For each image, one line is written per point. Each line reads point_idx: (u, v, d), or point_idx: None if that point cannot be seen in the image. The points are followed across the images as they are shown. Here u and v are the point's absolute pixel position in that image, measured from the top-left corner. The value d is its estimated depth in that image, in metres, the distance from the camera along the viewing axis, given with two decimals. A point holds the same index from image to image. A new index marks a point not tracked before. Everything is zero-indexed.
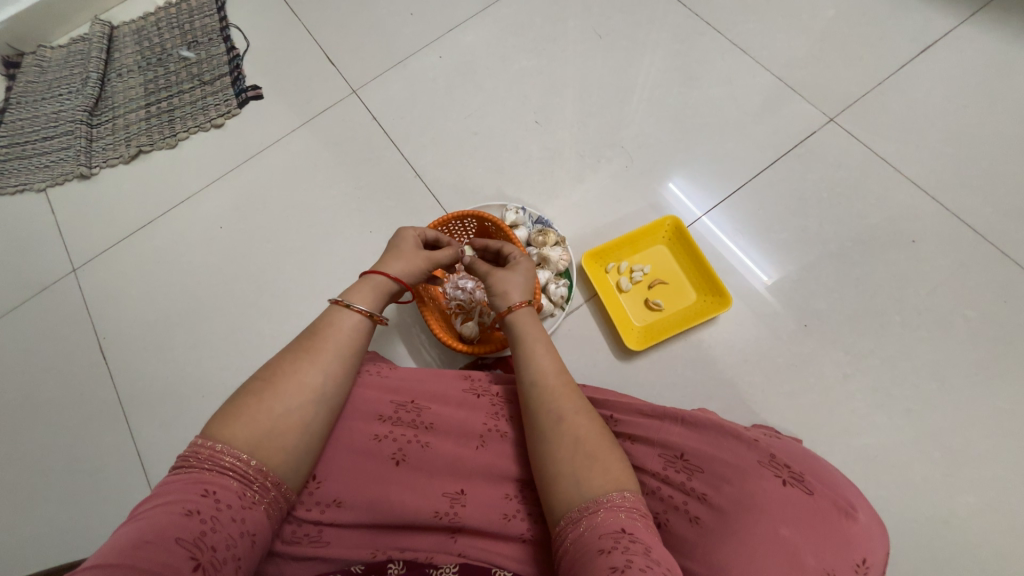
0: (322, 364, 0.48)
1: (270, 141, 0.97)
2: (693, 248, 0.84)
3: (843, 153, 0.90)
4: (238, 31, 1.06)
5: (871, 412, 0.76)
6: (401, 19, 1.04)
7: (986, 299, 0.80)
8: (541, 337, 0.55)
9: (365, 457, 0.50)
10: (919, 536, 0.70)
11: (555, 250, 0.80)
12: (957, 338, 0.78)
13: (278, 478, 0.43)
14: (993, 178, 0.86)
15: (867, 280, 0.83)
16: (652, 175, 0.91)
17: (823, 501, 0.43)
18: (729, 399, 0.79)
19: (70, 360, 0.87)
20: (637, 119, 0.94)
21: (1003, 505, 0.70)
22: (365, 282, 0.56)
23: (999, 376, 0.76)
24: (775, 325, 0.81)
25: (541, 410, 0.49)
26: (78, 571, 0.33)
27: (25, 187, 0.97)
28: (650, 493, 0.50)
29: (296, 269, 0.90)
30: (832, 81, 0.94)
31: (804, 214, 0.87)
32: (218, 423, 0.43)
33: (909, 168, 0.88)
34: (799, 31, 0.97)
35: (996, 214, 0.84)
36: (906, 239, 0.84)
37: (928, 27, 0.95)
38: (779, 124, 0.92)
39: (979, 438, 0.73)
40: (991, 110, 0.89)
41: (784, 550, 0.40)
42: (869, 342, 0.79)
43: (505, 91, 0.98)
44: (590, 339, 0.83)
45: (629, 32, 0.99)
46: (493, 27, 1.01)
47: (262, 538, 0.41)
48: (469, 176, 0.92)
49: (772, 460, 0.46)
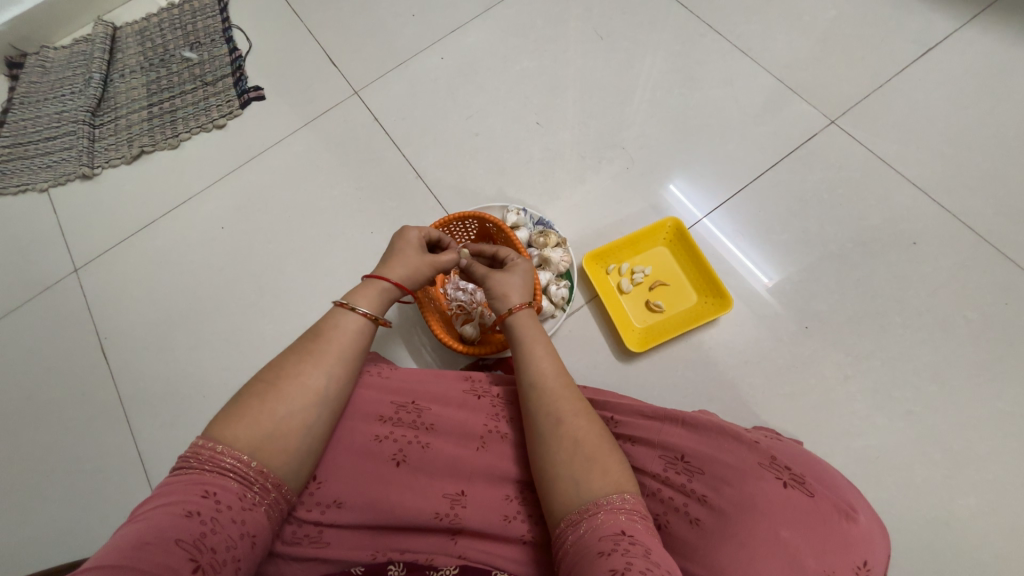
0: (325, 366, 0.48)
1: (271, 141, 0.98)
2: (693, 249, 0.84)
3: (843, 154, 0.90)
4: (241, 32, 1.06)
5: (872, 414, 0.76)
6: (402, 20, 1.04)
7: (986, 300, 0.80)
8: (542, 338, 0.55)
9: (365, 457, 0.50)
10: (919, 537, 0.70)
11: (556, 252, 0.80)
12: (957, 339, 0.78)
13: (278, 480, 0.43)
14: (993, 179, 0.86)
15: (868, 282, 0.83)
16: (652, 176, 0.91)
17: (824, 502, 0.43)
18: (729, 401, 0.79)
19: (71, 360, 0.87)
20: (638, 119, 0.95)
21: (1003, 507, 0.70)
22: (367, 285, 0.56)
23: (999, 377, 0.76)
24: (775, 327, 0.81)
25: (541, 411, 0.49)
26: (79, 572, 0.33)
27: (27, 187, 0.97)
28: (650, 495, 0.50)
29: (297, 269, 0.90)
30: (833, 83, 0.94)
31: (804, 215, 0.87)
32: (219, 424, 0.43)
33: (910, 169, 0.88)
34: (800, 33, 0.97)
35: (997, 215, 0.84)
36: (906, 240, 0.84)
37: (929, 29, 0.95)
38: (780, 125, 0.92)
39: (981, 440, 0.73)
40: (991, 112, 0.89)
41: (784, 552, 0.40)
42: (869, 344, 0.79)
43: (506, 92, 0.98)
44: (590, 340, 0.83)
45: (630, 34, 0.99)
46: (494, 28, 1.02)
47: (262, 539, 0.41)
48: (470, 176, 0.93)
49: (773, 462, 0.46)
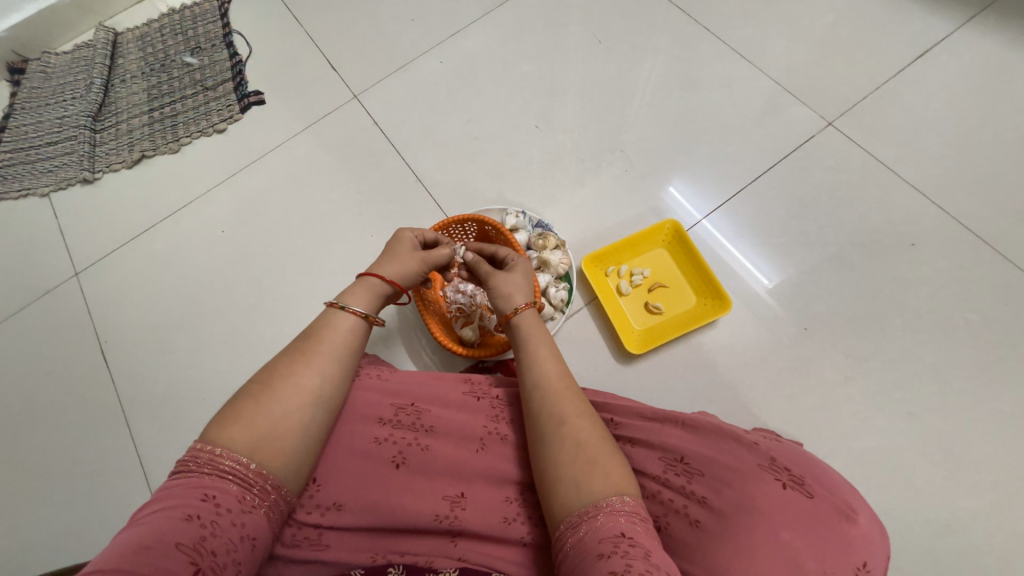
0: (319, 366, 0.48)
1: (271, 145, 0.98)
2: (693, 252, 0.84)
3: (843, 157, 0.90)
4: (242, 37, 1.07)
5: (872, 416, 0.76)
6: (402, 25, 1.05)
7: (986, 302, 0.80)
8: (544, 340, 0.55)
9: (365, 460, 0.51)
10: (921, 540, 0.69)
11: (555, 254, 0.80)
12: (957, 341, 0.78)
13: (278, 481, 0.43)
14: (993, 181, 0.86)
15: (867, 284, 0.83)
16: (652, 178, 0.92)
17: (824, 504, 0.43)
18: (729, 403, 0.79)
19: (71, 365, 0.87)
20: (638, 123, 0.95)
21: (1004, 508, 0.70)
22: (359, 284, 0.57)
23: (1000, 378, 0.76)
24: (775, 328, 0.81)
25: (541, 413, 0.49)
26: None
27: (29, 192, 0.98)
28: (651, 497, 0.50)
29: (297, 273, 0.90)
30: (831, 86, 0.94)
31: (804, 217, 0.87)
32: (217, 426, 0.43)
33: (909, 171, 0.88)
34: (798, 36, 0.98)
35: (996, 217, 0.84)
36: (906, 243, 0.84)
37: (926, 33, 0.95)
38: (779, 128, 0.93)
39: (982, 442, 0.73)
40: (989, 114, 0.90)
41: (783, 554, 0.40)
42: (869, 345, 0.79)
43: (505, 96, 0.98)
44: (590, 343, 0.83)
45: (629, 38, 1.00)
46: (494, 33, 1.02)
47: (262, 541, 0.41)
48: (470, 180, 0.93)
49: (773, 464, 0.45)
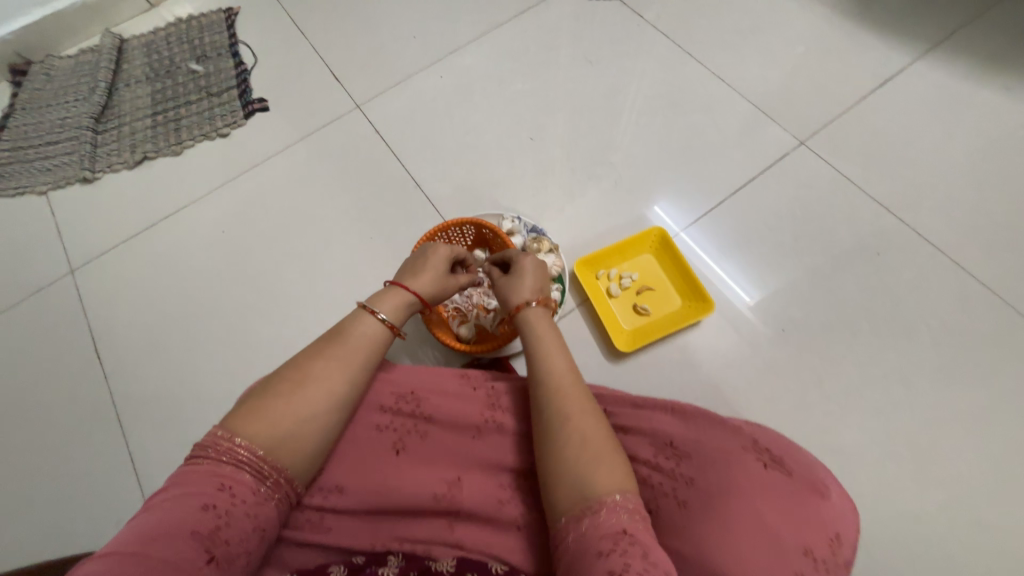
0: (344, 368, 0.50)
1: (273, 151, 1.01)
2: (678, 257, 0.89)
3: (814, 174, 0.97)
4: (247, 47, 1.10)
5: (844, 413, 0.80)
6: (403, 41, 1.10)
7: (944, 308, 0.86)
8: (551, 335, 0.58)
9: (367, 446, 0.53)
10: (890, 529, 0.74)
11: (549, 256, 0.84)
12: (920, 344, 0.84)
13: (291, 475, 0.45)
14: (948, 199, 0.94)
15: (838, 291, 0.88)
16: (639, 191, 0.97)
17: (800, 481, 0.46)
18: (712, 401, 0.83)
19: (64, 362, 0.87)
20: (625, 139, 1.01)
21: (965, 498, 0.75)
22: (390, 294, 0.59)
23: (958, 378, 0.82)
24: (754, 331, 0.86)
25: (547, 405, 0.52)
26: (102, 555, 0.35)
27: (26, 190, 0.98)
28: (641, 481, 0.53)
29: (296, 273, 0.92)
30: (803, 110, 1.02)
31: (780, 229, 0.93)
32: (239, 417, 0.45)
33: (874, 188, 0.95)
34: (772, 64, 1.05)
35: (951, 231, 0.91)
36: (872, 253, 0.91)
37: (887, 64, 1.04)
38: (757, 146, 0.99)
39: (943, 437, 0.78)
40: (943, 138, 0.98)
41: (765, 527, 0.43)
42: (840, 347, 0.84)
43: (501, 110, 1.03)
44: (581, 343, 0.86)
45: (617, 61, 1.06)
46: (490, 51, 1.08)
47: (270, 531, 0.44)
48: (467, 188, 0.97)
49: (755, 445, 0.49)
